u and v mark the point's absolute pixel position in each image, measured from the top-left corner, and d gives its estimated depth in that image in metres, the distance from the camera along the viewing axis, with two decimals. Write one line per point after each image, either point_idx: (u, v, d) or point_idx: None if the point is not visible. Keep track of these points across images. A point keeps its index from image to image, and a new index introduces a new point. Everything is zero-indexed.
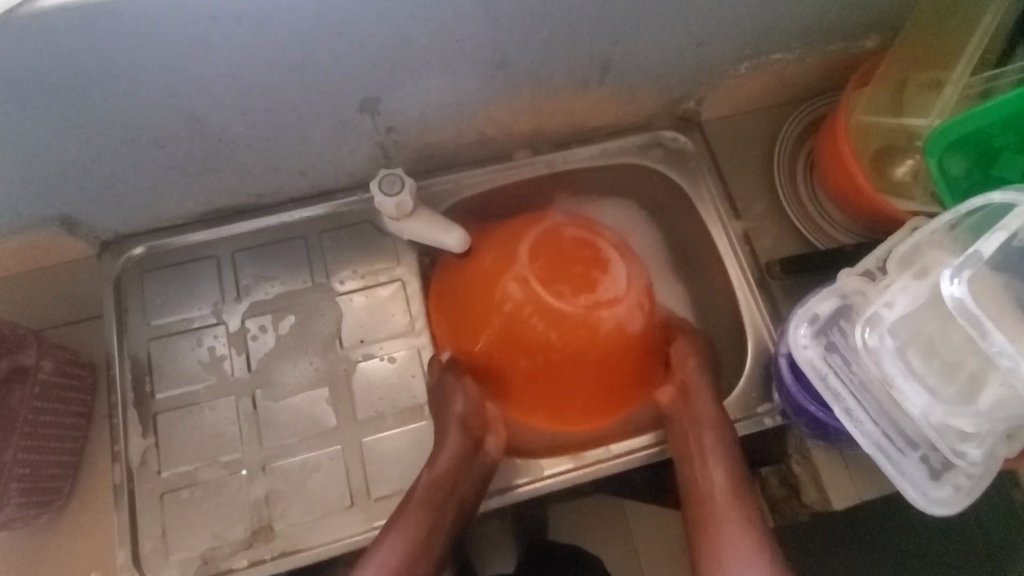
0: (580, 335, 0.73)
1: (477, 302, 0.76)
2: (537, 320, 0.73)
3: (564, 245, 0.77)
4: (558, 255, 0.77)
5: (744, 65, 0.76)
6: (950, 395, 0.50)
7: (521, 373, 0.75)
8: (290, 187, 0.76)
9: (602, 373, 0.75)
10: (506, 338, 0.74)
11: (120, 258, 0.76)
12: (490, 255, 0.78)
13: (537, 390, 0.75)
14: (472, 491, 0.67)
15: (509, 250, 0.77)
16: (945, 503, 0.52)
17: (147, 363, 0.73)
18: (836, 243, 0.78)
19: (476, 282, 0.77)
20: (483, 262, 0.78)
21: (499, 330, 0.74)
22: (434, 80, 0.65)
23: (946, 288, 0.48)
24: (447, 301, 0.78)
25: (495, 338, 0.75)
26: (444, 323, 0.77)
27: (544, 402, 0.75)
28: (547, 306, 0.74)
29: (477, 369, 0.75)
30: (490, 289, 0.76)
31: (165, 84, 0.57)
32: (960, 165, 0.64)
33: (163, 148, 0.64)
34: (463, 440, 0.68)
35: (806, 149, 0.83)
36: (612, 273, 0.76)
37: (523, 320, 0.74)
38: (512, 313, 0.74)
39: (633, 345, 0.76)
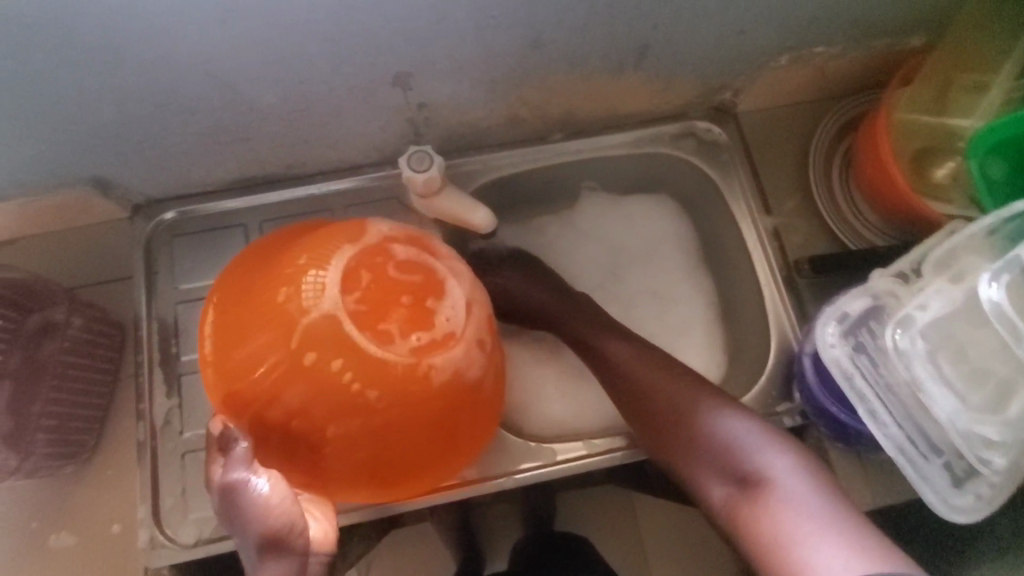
0: (406, 397, 0.55)
1: (278, 339, 0.55)
2: (326, 372, 0.54)
3: (378, 275, 0.57)
4: (369, 288, 0.56)
5: (784, 56, 0.74)
6: (978, 402, 0.50)
7: (335, 438, 0.55)
8: (319, 160, 0.77)
9: (427, 442, 0.58)
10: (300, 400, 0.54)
11: (152, 221, 0.77)
12: (276, 266, 0.58)
13: (361, 461, 0.57)
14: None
15: (318, 269, 0.56)
16: (965, 511, 0.52)
17: (173, 326, 0.74)
18: (869, 245, 0.76)
19: (254, 303, 0.57)
20: (294, 284, 0.55)
21: (304, 379, 0.54)
22: (468, 57, 0.64)
23: (984, 292, 0.47)
24: (228, 314, 0.58)
25: (290, 389, 0.54)
26: (234, 342, 0.57)
27: (369, 473, 0.58)
28: (363, 356, 0.54)
29: (281, 424, 0.55)
30: (283, 322, 0.55)
31: (203, 49, 0.57)
32: (1003, 169, 0.63)
33: (197, 114, 0.65)
34: (272, 569, 0.47)
35: (842, 147, 0.80)
36: (448, 304, 0.58)
37: (315, 369, 0.54)
38: (317, 363, 0.54)
39: (466, 398, 0.59)
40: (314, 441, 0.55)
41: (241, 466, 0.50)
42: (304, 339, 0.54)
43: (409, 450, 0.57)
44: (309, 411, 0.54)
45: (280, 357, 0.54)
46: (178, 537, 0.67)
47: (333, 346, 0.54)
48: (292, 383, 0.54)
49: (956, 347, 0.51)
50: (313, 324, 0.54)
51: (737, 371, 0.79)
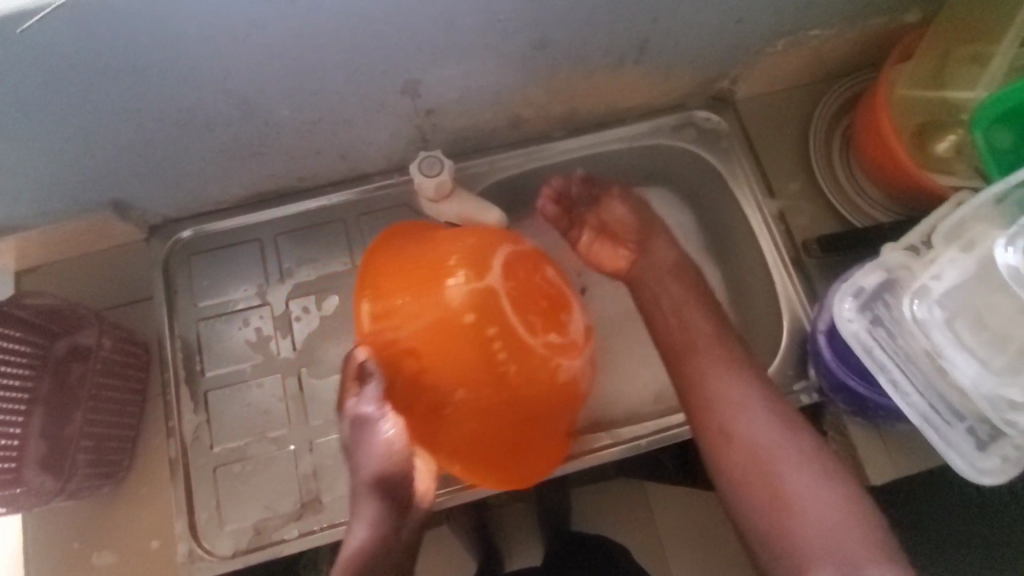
0: (536, 379, 0.65)
1: (434, 302, 0.64)
2: (473, 345, 0.63)
3: (535, 278, 0.68)
4: (524, 286, 0.67)
5: (782, 41, 0.75)
6: (1000, 366, 0.50)
7: (458, 406, 0.63)
8: (329, 171, 0.78)
9: (522, 426, 0.66)
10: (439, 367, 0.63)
11: (168, 240, 0.78)
12: (439, 249, 0.67)
13: (462, 432, 0.65)
14: (408, 540, 0.59)
15: (476, 260, 0.65)
16: (992, 473, 0.52)
17: (196, 343, 0.75)
18: (874, 222, 0.78)
19: (417, 272, 0.66)
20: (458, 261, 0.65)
21: (451, 346, 0.63)
22: (474, 62, 0.66)
23: (1000, 257, 0.48)
24: (388, 275, 0.67)
25: (433, 350, 0.63)
26: (384, 302, 0.66)
27: (463, 450, 0.65)
28: (510, 335, 0.64)
29: (412, 377, 0.63)
30: (440, 291, 0.64)
31: (219, 67, 0.58)
32: (1008, 139, 0.63)
33: (212, 132, 0.66)
34: (378, 507, 0.58)
35: (842, 127, 0.82)
36: (575, 318, 0.70)
37: (460, 339, 0.63)
38: (463, 334, 0.63)
39: (575, 402, 0.69)
40: (436, 403, 0.64)
41: (371, 403, 0.60)
42: (455, 317, 0.63)
43: (504, 435, 0.66)
44: (439, 381, 0.63)
45: (439, 319, 0.63)
46: (215, 550, 0.68)
47: (483, 318, 0.63)
48: (440, 350, 0.63)
49: (974, 313, 0.52)
50: (468, 300, 0.63)
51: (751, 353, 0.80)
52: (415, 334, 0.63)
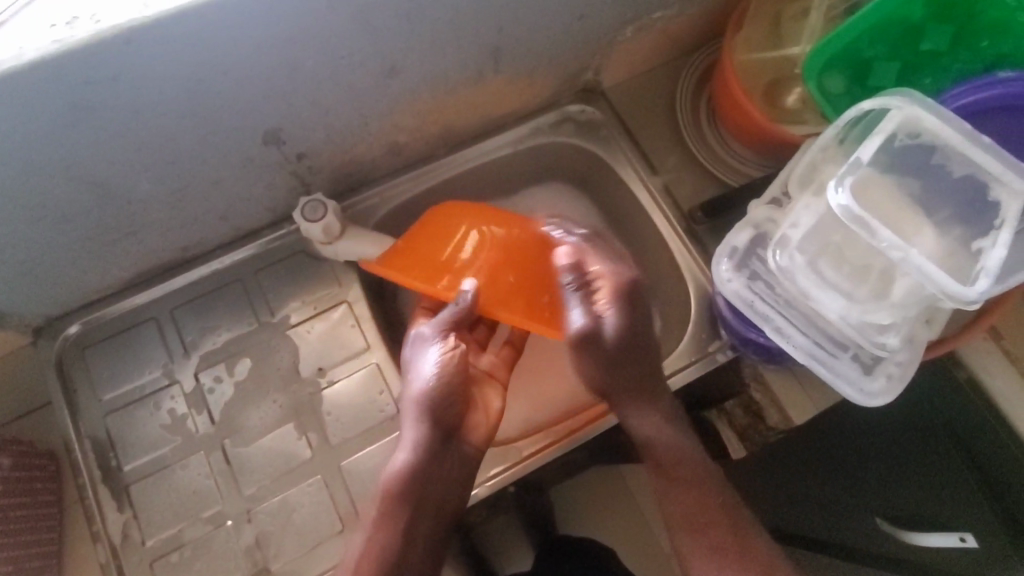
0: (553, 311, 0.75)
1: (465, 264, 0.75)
2: (539, 281, 0.75)
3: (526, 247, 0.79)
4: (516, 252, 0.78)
5: (630, 27, 0.79)
6: (864, 294, 0.55)
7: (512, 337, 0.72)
8: (215, 234, 0.76)
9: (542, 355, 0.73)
10: (547, 291, 0.74)
11: (56, 339, 0.74)
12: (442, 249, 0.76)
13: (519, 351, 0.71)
14: (451, 471, 0.64)
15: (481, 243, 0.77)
16: (881, 393, 0.56)
17: (108, 438, 0.72)
18: (748, 178, 0.82)
19: (434, 249, 0.76)
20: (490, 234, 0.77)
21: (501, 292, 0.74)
22: (330, 100, 0.66)
23: (833, 199, 0.52)
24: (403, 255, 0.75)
25: (515, 283, 0.74)
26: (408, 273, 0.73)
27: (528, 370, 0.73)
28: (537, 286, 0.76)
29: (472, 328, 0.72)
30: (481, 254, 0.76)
31: (58, 156, 0.56)
32: (838, 83, 0.69)
33: (73, 222, 0.63)
34: (424, 428, 0.62)
35: (704, 97, 0.86)
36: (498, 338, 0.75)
37: (520, 271, 0.75)
38: (525, 273, 0.76)
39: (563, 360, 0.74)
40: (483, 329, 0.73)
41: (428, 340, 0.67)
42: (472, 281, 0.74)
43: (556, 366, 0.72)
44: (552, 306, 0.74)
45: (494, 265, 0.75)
46: None
47: (524, 263, 0.76)
48: (515, 283, 0.74)
49: (833, 251, 0.57)
50: (543, 246, 0.77)
51: (667, 324, 0.83)
52: (504, 269, 0.75)
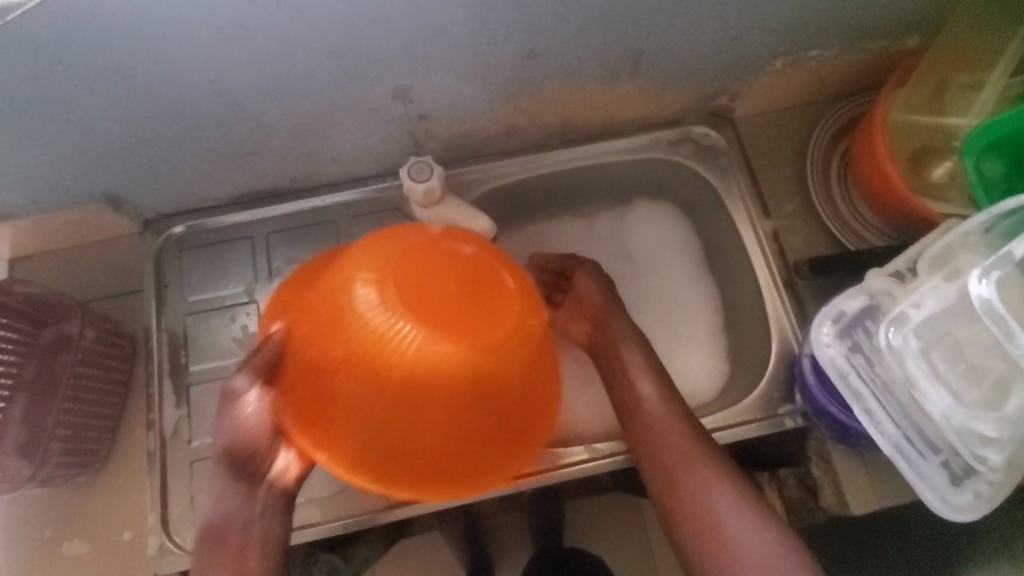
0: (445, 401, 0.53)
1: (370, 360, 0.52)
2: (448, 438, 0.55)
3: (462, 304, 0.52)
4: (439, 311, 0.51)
5: (779, 61, 0.75)
6: (974, 399, 0.50)
7: (347, 416, 0.54)
8: (324, 172, 0.78)
9: (409, 446, 0.55)
10: (395, 458, 0.55)
11: (161, 235, 0.79)
12: (342, 274, 0.54)
13: (361, 440, 0.54)
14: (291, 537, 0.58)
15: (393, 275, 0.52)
16: (963, 509, 0.51)
17: (183, 337, 0.76)
18: (869, 245, 0.76)
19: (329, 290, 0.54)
20: (447, 345, 0.51)
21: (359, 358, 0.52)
22: (464, 70, 0.66)
23: (974, 288, 0.46)
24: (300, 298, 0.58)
25: (404, 424, 0.54)
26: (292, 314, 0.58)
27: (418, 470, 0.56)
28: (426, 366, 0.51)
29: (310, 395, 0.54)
30: (396, 366, 0.51)
31: (208, 67, 0.59)
32: (998, 167, 0.63)
33: (204, 130, 0.67)
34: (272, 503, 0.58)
35: (841, 149, 0.81)
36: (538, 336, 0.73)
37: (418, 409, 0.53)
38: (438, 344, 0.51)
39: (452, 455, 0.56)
40: (327, 396, 0.54)
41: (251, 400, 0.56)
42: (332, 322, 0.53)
43: (400, 458, 0.55)
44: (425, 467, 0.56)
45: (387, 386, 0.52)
46: (187, 545, 0.69)
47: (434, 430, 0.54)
48: (403, 419, 0.53)
49: (951, 345, 0.51)
50: (480, 417, 0.55)
51: (739, 373, 0.79)
52: (399, 405, 0.53)
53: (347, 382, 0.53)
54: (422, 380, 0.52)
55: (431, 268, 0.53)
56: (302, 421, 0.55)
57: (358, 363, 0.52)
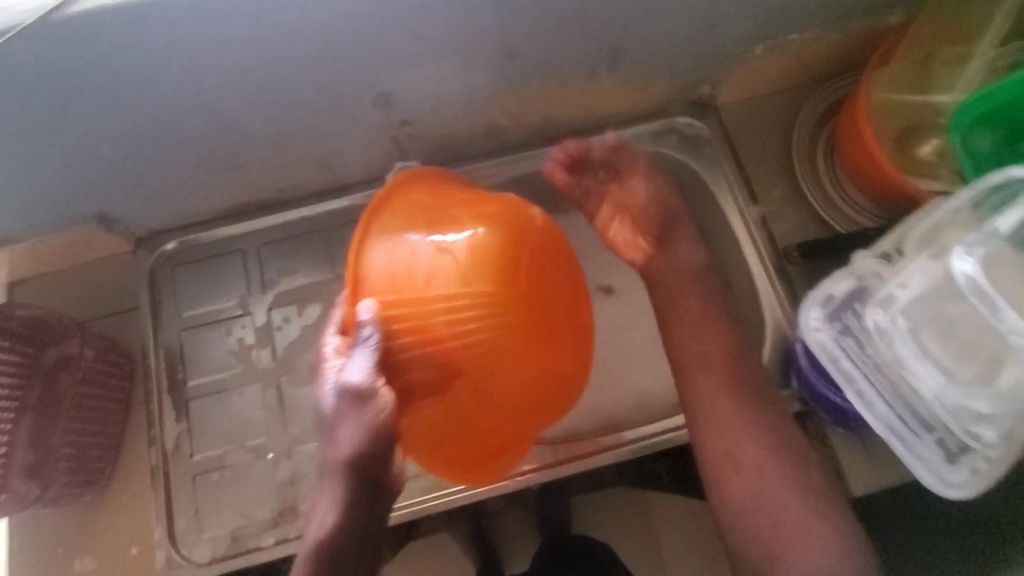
0: (527, 375, 0.57)
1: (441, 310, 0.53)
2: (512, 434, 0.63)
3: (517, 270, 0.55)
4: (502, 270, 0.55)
5: (759, 47, 0.75)
6: (966, 377, 0.49)
7: (434, 384, 0.54)
8: (310, 182, 0.79)
9: (505, 407, 0.58)
10: (494, 432, 0.59)
11: (154, 251, 0.80)
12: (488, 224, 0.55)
13: (454, 420, 0.57)
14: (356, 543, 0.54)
15: (514, 234, 0.56)
16: (960, 486, 0.51)
17: (180, 352, 0.77)
18: (859, 226, 0.76)
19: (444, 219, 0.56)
20: (502, 288, 0.54)
21: (438, 324, 0.53)
22: (443, 74, 0.66)
23: (956, 266, 0.46)
24: (414, 226, 0.55)
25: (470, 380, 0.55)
26: (382, 250, 0.54)
27: (458, 451, 0.60)
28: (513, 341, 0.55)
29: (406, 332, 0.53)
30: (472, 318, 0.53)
31: (188, 84, 0.59)
32: (988, 141, 0.62)
33: (189, 146, 0.68)
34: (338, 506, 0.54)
35: (826, 132, 0.80)
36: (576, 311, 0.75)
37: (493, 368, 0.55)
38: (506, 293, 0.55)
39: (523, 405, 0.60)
40: (413, 371, 0.54)
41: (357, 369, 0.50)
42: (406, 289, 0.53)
43: (483, 431, 0.59)
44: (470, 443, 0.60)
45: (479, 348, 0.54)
46: (193, 557, 0.69)
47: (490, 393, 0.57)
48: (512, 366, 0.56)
49: (942, 324, 0.51)
50: (541, 390, 0.59)
51: None
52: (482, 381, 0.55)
53: (461, 344, 0.54)
54: (507, 351, 0.55)
55: (534, 254, 0.58)
56: (405, 386, 0.54)
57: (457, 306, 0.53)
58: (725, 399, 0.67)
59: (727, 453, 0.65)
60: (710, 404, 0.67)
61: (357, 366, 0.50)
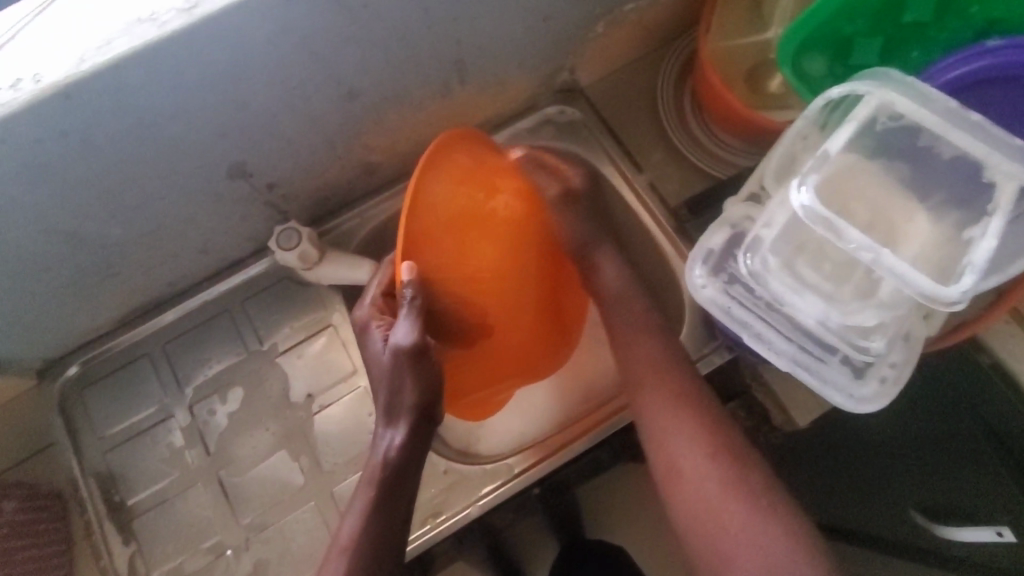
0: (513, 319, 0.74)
1: (493, 229, 0.69)
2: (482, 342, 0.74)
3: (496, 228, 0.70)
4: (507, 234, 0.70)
5: (600, 23, 0.76)
6: (847, 294, 0.51)
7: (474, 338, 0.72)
8: (200, 268, 0.77)
9: (501, 350, 0.75)
10: (508, 367, 0.77)
11: (57, 380, 0.77)
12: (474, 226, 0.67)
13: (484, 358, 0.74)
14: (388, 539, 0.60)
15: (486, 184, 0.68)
16: (873, 398, 0.51)
17: (110, 475, 0.74)
18: (738, 169, 0.78)
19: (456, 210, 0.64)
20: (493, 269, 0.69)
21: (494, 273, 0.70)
22: (292, 129, 0.65)
23: (795, 199, 0.45)
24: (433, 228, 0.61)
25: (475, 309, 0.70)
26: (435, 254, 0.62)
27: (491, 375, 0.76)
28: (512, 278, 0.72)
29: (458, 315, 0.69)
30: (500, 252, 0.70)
31: (25, 211, 0.57)
32: (820, 65, 0.65)
33: (53, 269, 0.65)
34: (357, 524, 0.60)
35: (688, 86, 0.82)
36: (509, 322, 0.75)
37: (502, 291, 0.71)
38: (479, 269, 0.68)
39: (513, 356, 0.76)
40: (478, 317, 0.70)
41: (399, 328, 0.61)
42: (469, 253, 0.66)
43: (511, 364, 0.77)
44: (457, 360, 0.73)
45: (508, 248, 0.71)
46: None
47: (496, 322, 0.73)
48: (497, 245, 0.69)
49: (811, 250, 0.52)
50: (523, 335, 0.76)
51: (663, 327, 0.80)
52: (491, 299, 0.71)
53: (474, 295, 0.69)
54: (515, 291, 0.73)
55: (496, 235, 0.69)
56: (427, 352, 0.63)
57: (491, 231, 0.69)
58: (677, 421, 0.63)
59: (680, 465, 0.61)
60: (663, 422, 0.64)
61: (401, 332, 0.61)
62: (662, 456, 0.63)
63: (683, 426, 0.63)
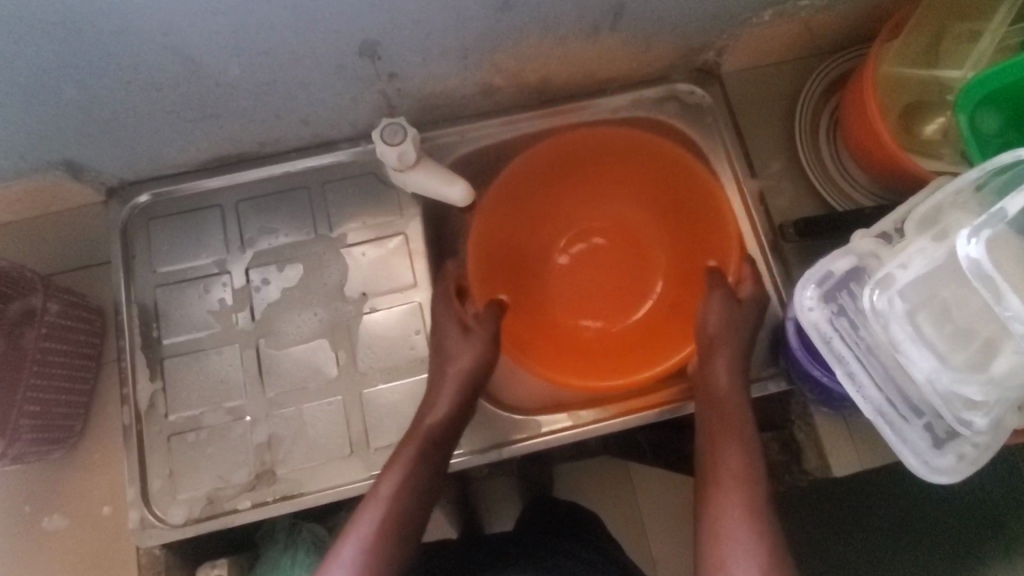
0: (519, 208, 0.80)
1: (703, 225, 0.78)
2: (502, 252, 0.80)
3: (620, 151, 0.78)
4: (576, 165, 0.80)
5: (768, 11, 0.71)
6: (961, 362, 0.48)
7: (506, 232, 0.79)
8: (293, 136, 0.75)
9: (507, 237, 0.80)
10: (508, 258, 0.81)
11: (126, 205, 0.76)
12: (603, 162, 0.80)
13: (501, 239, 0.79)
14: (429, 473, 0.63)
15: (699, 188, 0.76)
16: (947, 471, 0.51)
17: (154, 310, 0.74)
18: (856, 205, 0.75)
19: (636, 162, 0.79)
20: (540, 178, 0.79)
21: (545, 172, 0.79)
22: (435, 22, 0.62)
23: (961, 249, 0.44)
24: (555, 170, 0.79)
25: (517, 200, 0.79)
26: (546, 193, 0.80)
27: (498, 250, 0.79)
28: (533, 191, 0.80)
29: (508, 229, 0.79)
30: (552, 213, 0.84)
31: (156, 22, 0.54)
32: (994, 122, 0.60)
33: (161, 91, 0.63)
34: (422, 447, 0.64)
35: (830, 105, 0.78)
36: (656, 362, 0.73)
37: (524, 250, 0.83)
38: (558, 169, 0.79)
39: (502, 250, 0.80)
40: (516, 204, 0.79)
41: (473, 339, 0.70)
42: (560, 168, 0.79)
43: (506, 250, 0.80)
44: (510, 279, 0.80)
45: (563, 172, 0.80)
46: (168, 517, 0.68)
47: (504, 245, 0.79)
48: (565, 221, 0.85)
49: (938, 307, 0.49)
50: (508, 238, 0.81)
51: None
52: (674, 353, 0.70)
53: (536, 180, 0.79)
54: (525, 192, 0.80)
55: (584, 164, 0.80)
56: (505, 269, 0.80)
57: (683, 227, 0.81)
58: (741, 542, 0.56)
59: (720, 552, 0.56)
60: (724, 538, 0.57)
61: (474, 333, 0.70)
62: (707, 530, 0.58)
63: (746, 543, 0.56)
